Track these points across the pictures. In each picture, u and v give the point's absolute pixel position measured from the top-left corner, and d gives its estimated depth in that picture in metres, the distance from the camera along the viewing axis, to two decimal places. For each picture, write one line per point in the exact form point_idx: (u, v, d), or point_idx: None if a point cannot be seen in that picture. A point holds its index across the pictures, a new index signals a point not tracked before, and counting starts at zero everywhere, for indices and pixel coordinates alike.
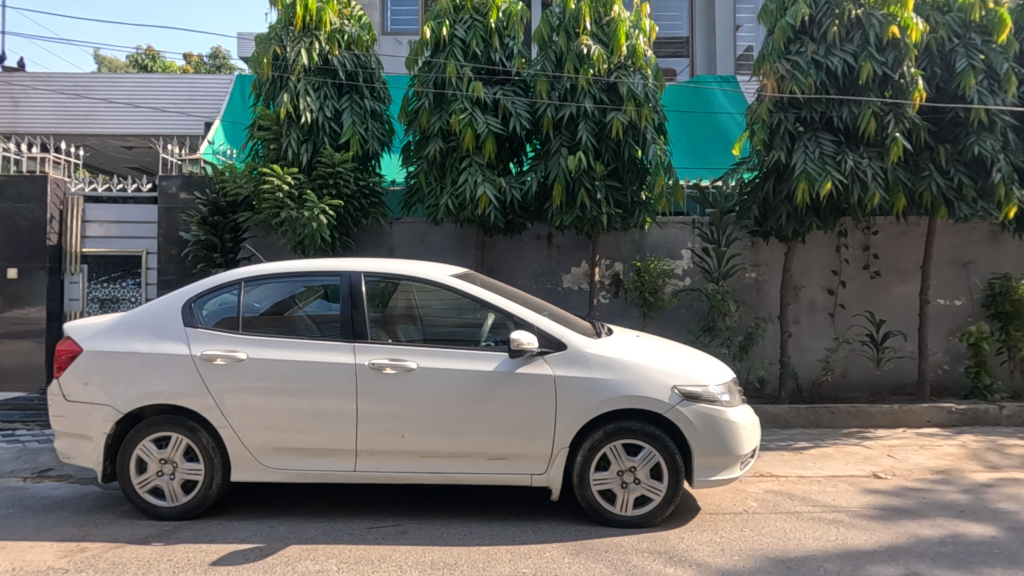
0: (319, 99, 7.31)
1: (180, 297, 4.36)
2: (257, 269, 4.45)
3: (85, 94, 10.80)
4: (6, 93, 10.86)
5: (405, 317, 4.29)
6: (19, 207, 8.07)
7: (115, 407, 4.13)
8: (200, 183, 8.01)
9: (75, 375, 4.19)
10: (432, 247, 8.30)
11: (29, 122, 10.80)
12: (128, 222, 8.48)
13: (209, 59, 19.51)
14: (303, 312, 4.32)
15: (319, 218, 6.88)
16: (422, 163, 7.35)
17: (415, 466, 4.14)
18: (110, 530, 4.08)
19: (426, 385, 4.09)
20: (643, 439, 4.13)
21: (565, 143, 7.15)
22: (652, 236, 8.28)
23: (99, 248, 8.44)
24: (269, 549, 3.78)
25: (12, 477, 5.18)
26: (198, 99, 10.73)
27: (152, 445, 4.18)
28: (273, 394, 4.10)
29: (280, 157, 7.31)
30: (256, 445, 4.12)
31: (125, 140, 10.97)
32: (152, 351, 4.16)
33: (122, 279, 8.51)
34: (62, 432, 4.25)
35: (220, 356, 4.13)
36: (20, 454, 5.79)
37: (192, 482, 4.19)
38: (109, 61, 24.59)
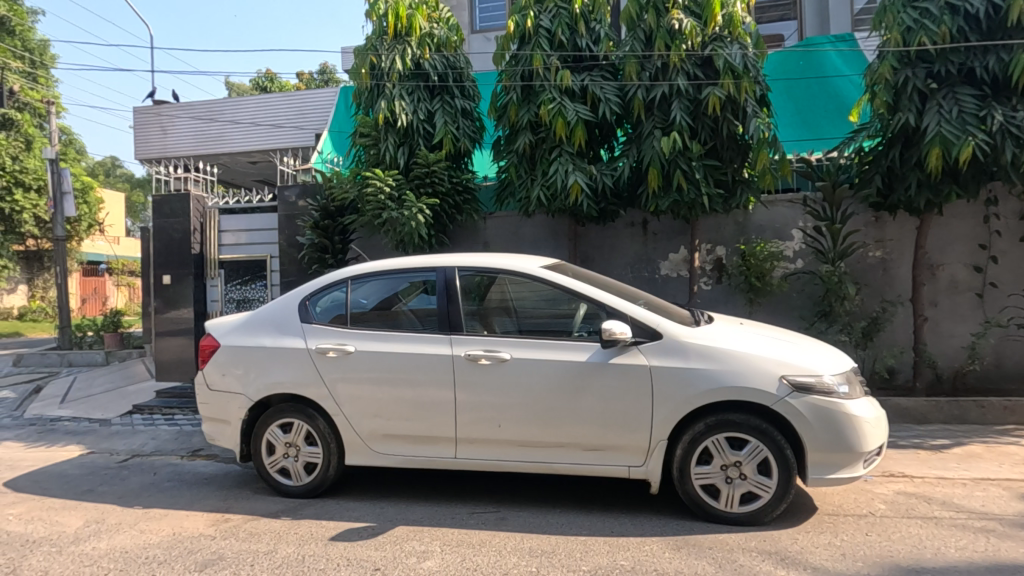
0: (413, 102, 7.61)
1: (296, 296, 4.79)
2: (363, 267, 4.77)
3: (217, 118, 11.99)
4: (155, 123, 12.36)
5: (500, 309, 4.40)
6: (170, 222, 9.26)
7: (248, 395, 4.63)
8: (313, 191, 8.70)
9: (215, 367, 4.74)
10: (525, 239, 8.38)
11: (174, 147, 12.24)
12: (254, 230, 9.58)
13: (318, 75, 21.22)
14: (406, 307, 4.56)
15: (417, 217, 7.18)
16: (513, 156, 7.39)
17: (511, 455, 4.23)
18: (248, 505, 4.58)
19: (520, 376, 4.15)
20: (749, 433, 3.89)
21: (658, 125, 6.87)
22: (756, 217, 7.73)
23: (233, 254, 9.63)
24: (380, 529, 4.05)
25: (173, 455, 6.01)
26: (309, 113, 11.61)
27: (278, 430, 4.64)
28: (379, 384, 4.37)
29: (379, 161, 7.72)
30: (366, 431, 4.43)
31: (250, 156, 12.18)
32: (275, 345, 4.61)
33: (252, 282, 9.70)
34: (206, 417, 4.83)
35: (332, 350, 4.48)
36: (179, 436, 6.71)
37: (313, 464, 4.60)
38: (236, 87, 27.61)
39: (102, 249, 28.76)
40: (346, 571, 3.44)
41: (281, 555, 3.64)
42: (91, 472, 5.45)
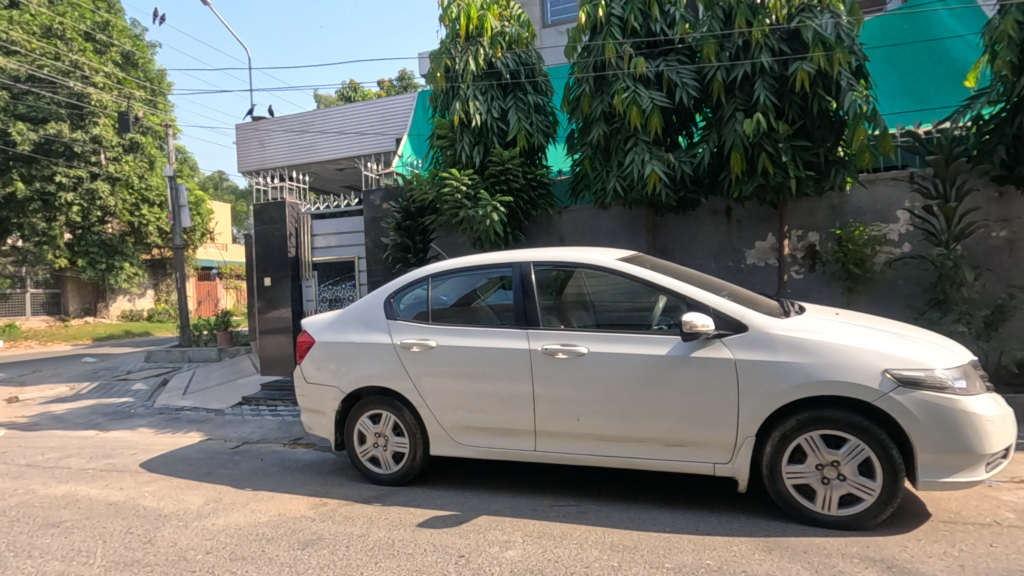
0: (487, 101, 7.73)
1: (382, 294, 5.04)
2: (442, 265, 4.93)
3: (308, 129, 12.77)
4: (254, 137, 13.38)
5: (576, 303, 4.39)
6: (269, 229, 10.01)
7: (340, 387, 4.92)
8: (395, 194, 9.08)
9: (311, 361, 5.08)
10: (602, 232, 8.27)
11: (271, 159, 13.19)
12: (343, 232, 10.34)
13: (397, 82, 22.07)
14: (484, 303, 4.67)
15: (493, 214, 7.29)
16: (587, 149, 7.31)
17: (591, 449, 4.21)
18: (343, 490, 4.89)
19: (598, 369, 4.12)
20: (847, 430, 3.62)
21: (740, 107, 6.52)
22: (854, 198, 7.15)
23: (325, 256, 10.38)
24: (464, 517, 4.18)
25: (277, 443, 6.54)
26: (390, 119, 12.09)
27: (368, 420, 4.91)
28: (460, 377, 4.50)
29: (456, 162, 7.90)
30: (449, 423, 4.59)
31: (338, 163, 12.88)
32: (364, 340, 4.88)
33: (343, 282, 10.32)
34: (304, 408, 5.19)
35: (415, 344, 4.68)
36: (282, 425, 7.28)
37: (401, 454, 4.83)
38: (324, 98, 29.33)
39: (214, 256, 31.64)
40: (433, 556, 3.58)
41: (373, 538, 3.86)
42: (209, 457, 6.06)
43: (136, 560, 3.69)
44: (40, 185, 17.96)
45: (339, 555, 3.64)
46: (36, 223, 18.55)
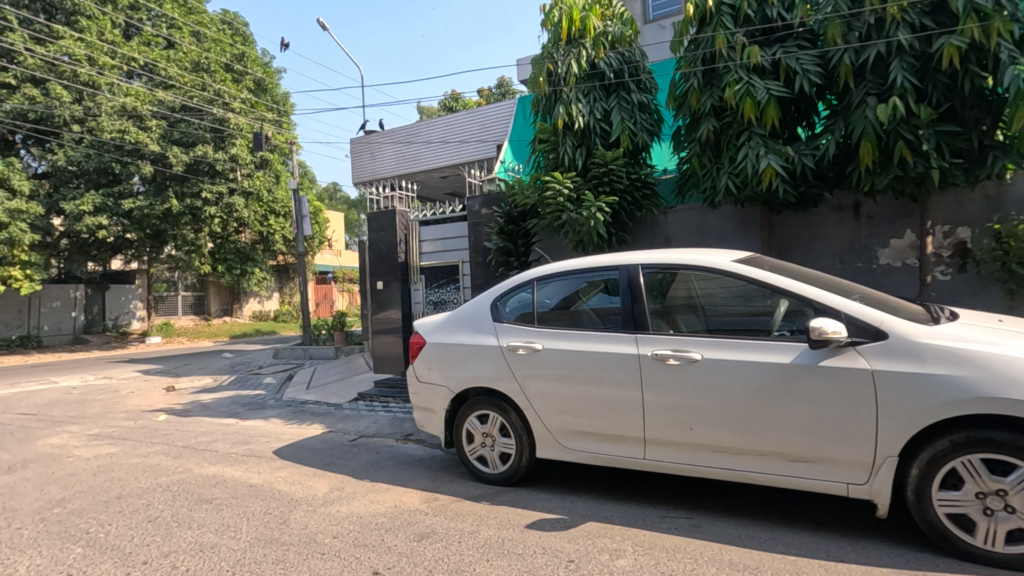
0: (590, 103, 7.68)
1: (488, 297, 5.17)
2: (546, 268, 4.95)
3: (414, 140, 13.34)
4: (366, 150, 14.17)
5: (685, 307, 4.24)
6: (380, 236, 10.62)
7: (449, 387, 5.10)
8: (495, 199, 9.28)
9: (422, 361, 5.31)
10: (711, 232, 7.90)
11: (382, 170, 13.94)
12: (448, 238, 10.87)
13: (496, 89, 22.59)
14: (586, 306, 4.65)
15: (596, 216, 7.20)
16: (695, 146, 6.99)
17: (705, 461, 4.01)
18: (453, 487, 5.06)
19: (713, 377, 3.92)
20: (1017, 456, 3.14)
21: (872, 91, 5.93)
22: (1016, 187, 6.23)
23: (432, 261, 11.00)
24: (572, 522, 4.16)
25: (390, 438, 6.93)
26: (490, 126, 12.36)
27: (476, 420, 5.04)
28: (567, 381, 4.49)
29: (558, 165, 7.89)
30: (555, 427, 4.59)
31: (442, 171, 13.37)
32: (471, 342, 5.02)
33: (447, 285, 10.92)
34: (416, 406, 5.42)
35: (521, 347, 4.73)
36: (394, 421, 7.70)
37: (508, 454, 4.91)
38: (427, 110, 30.75)
39: (330, 261, 34.25)
40: (543, 559, 3.59)
41: (483, 536, 3.95)
42: (332, 448, 6.55)
43: (274, 539, 4.07)
44: (190, 202, 19.89)
45: (452, 550, 3.77)
46: (186, 234, 20.88)
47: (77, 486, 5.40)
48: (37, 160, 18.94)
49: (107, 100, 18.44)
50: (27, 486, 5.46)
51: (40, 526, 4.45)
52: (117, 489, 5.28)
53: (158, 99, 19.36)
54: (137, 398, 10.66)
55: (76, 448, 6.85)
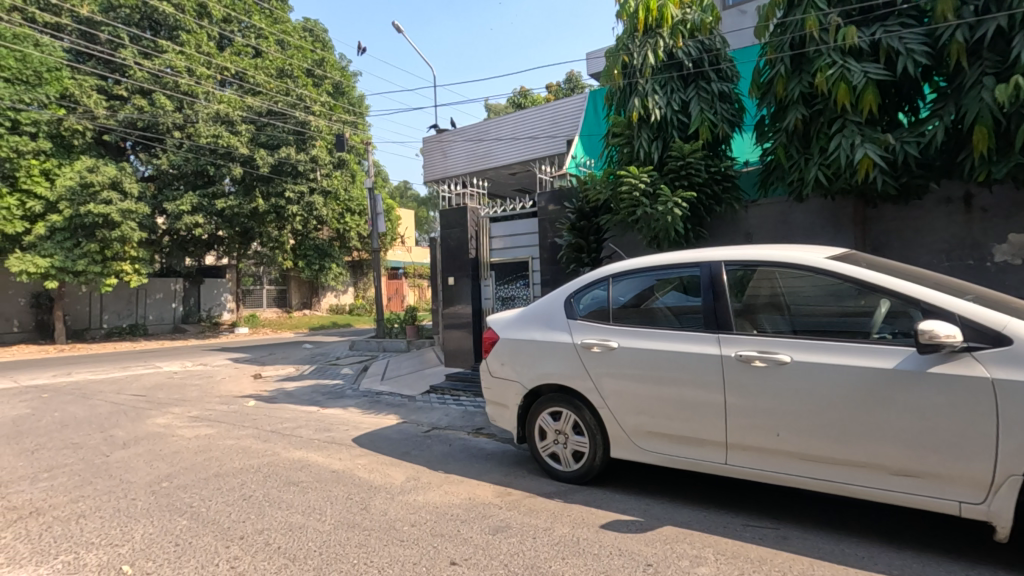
0: (667, 94, 7.46)
1: (562, 294, 5.14)
2: (623, 265, 4.85)
3: (484, 137, 13.40)
4: (438, 149, 14.35)
5: (769, 306, 4.06)
6: (451, 232, 10.98)
7: (523, 382, 5.11)
8: (561, 196, 9.35)
9: (495, 357, 5.35)
10: (796, 227, 7.48)
11: (453, 168, 14.09)
12: (518, 235, 10.71)
13: (565, 85, 22.44)
14: (661, 304, 4.54)
15: (673, 211, 6.98)
16: (781, 136, 6.61)
17: (793, 469, 3.79)
18: (525, 482, 5.08)
19: (804, 381, 3.69)
20: None
21: (988, 70, 5.38)
22: None
23: (502, 257, 10.92)
24: (648, 525, 4.06)
25: (462, 430, 7.06)
26: (560, 122, 12.20)
27: (549, 417, 5.02)
28: (643, 381, 4.38)
29: (633, 159, 7.71)
30: (630, 427, 4.49)
31: (512, 168, 13.34)
32: (545, 339, 5.00)
33: (516, 281, 10.78)
34: (488, 401, 5.46)
35: (596, 345, 4.66)
36: (465, 415, 7.85)
37: (581, 452, 4.86)
38: (495, 108, 31.04)
39: (401, 257, 35.36)
40: (620, 560, 3.53)
41: (558, 533, 3.94)
42: (407, 438, 6.77)
43: (357, 522, 4.25)
44: (274, 201, 21.08)
45: (527, 545, 3.78)
46: (271, 232, 22.21)
47: (182, 463, 5.88)
48: (143, 164, 20.77)
49: (203, 108, 19.87)
50: (139, 460, 6.01)
51: (151, 498, 4.88)
52: (215, 467, 5.71)
53: (247, 105, 20.67)
54: (229, 384, 11.48)
55: (179, 428, 7.47)
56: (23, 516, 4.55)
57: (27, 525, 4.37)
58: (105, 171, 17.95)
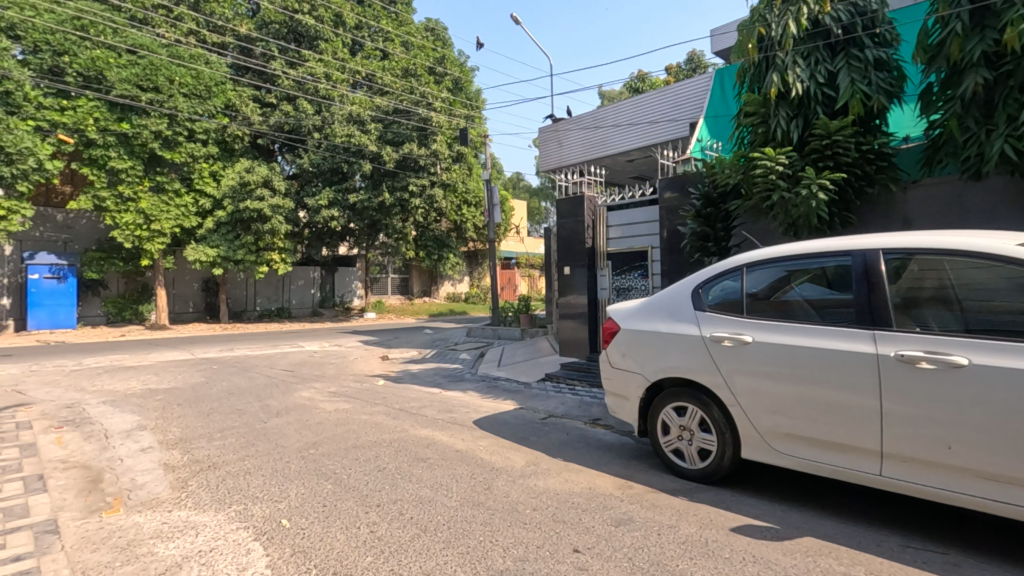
0: (810, 66, 6.79)
1: (689, 284, 4.90)
2: (758, 254, 4.54)
3: (601, 125, 12.71)
4: (553, 139, 13.81)
5: (935, 300, 3.61)
6: (567, 222, 10.95)
7: (645, 375, 4.95)
8: (677, 182, 9.02)
9: (616, 347, 5.22)
10: (969, 211, 6.52)
11: (568, 158, 13.50)
12: (637, 223, 10.44)
13: (685, 65, 21.34)
14: (799, 296, 4.21)
15: (817, 195, 6.36)
16: (953, 105, 5.75)
17: (967, 488, 3.32)
18: (646, 477, 4.95)
19: (985, 388, 3.21)
20: None
21: None
22: None
23: (619, 246, 10.71)
24: (786, 534, 3.77)
25: (579, 420, 7.06)
26: (683, 104, 11.28)
27: (673, 412, 4.81)
28: (781, 379, 4.05)
29: (768, 139, 7.12)
30: (765, 427, 4.18)
31: (629, 155, 12.59)
32: (670, 331, 4.81)
33: (632, 271, 10.54)
34: (608, 391, 5.35)
35: (728, 338, 4.38)
36: (581, 404, 7.83)
37: (708, 451, 4.61)
38: (609, 94, 30.40)
39: (513, 247, 36.08)
40: (755, 567, 3.32)
41: (684, 532, 3.79)
42: (525, 424, 6.90)
43: (481, 502, 4.41)
44: (399, 194, 22.40)
45: (652, 540, 3.68)
46: (395, 224, 23.36)
47: (325, 433, 6.50)
48: (289, 164, 23.12)
49: (339, 110, 21.54)
50: (290, 428, 6.74)
51: (302, 462, 5.46)
52: (353, 439, 6.24)
53: (376, 105, 22.09)
54: (361, 364, 12.48)
55: (321, 401, 8.27)
56: (204, 468, 5.31)
57: (208, 477, 5.09)
58: (259, 171, 20.11)
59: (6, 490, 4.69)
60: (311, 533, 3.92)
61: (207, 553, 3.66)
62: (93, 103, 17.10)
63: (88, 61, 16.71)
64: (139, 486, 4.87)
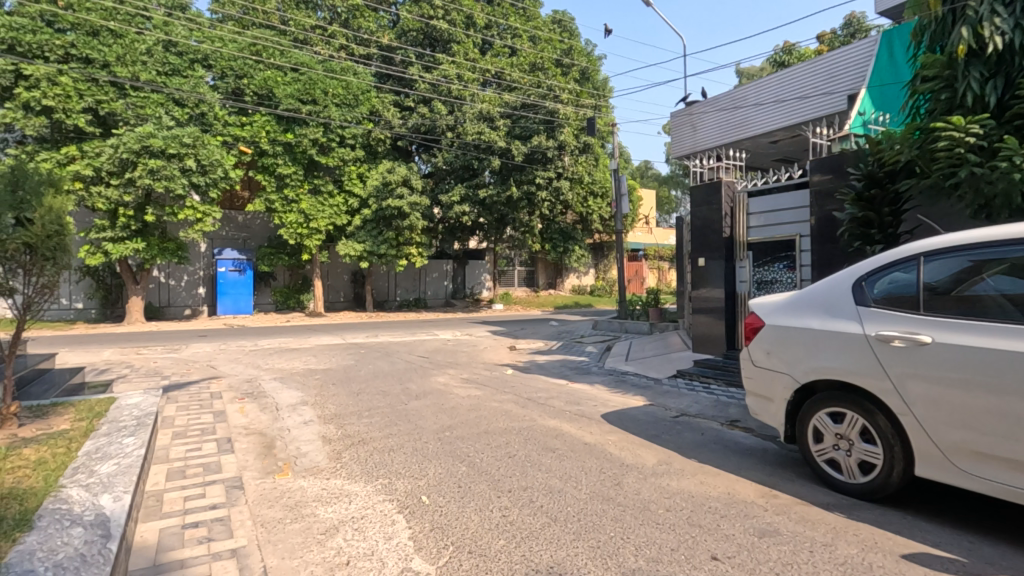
0: (1014, 15, 5.70)
1: (848, 276, 4.39)
2: (939, 241, 3.94)
3: (741, 104, 11.71)
4: (687, 123, 13.00)
5: None
6: (705, 209, 10.45)
7: (793, 376, 4.50)
8: (829, 163, 8.22)
9: (759, 344, 4.81)
10: None
11: (702, 142, 12.64)
12: (782, 210, 9.51)
13: (842, 30, 19.00)
14: (994, 290, 3.60)
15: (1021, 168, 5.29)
16: None
17: None
18: (793, 487, 4.51)
19: None
20: None
21: None
22: None
23: (761, 235, 9.82)
24: (975, 569, 3.21)
25: (714, 421, 6.66)
26: (840, 75, 10.00)
27: (827, 418, 4.32)
28: (971, 388, 3.47)
29: (953, 107, 6.11)
30: (947, 444, 3.62)
31: (773, 135, 11.46)
32: (824, 328, 4.32)
33: (775, 263, 9.64)
34: (750, 392, 4.94)
35: (898, 339, 3.84)
36: (717, 404, 7.38)
37: (871, 464, 4.08)
38: (748, 70, 28.12)
39: (641, 238, 35.02)
40: None
41: (843, 553, 3.40)
42: (655, 421, 6.67)
43: (611, 497, 4.33)
44: (526, 188, 22.82)
45: (804, 558, 3.35)
46: (522, 218, 24.08)
47: (459, 418, 6.83)
48: (425, 163, 24.59)
49: (470, 109, 22.41)
50: (428, 411, 7.19)
51: (439, 444, 5.79)
52: (484, 425, 6.49)
53: (505, 101, 22.65)
54: (491, 353, 12.94)
55: (455, 387, 8.72)
56: (356, 442, 5.86)
57: (359, 450, 5.61)
58: (399, 171, 21.56)
59: (205, 449, 5.57)
60: (448, 511, 4.14)
61: (359, 520, 4.03)
62: (265, 118, 19.59)
63: (261, 81, 19.13)
64: (304, 454, 5.51)
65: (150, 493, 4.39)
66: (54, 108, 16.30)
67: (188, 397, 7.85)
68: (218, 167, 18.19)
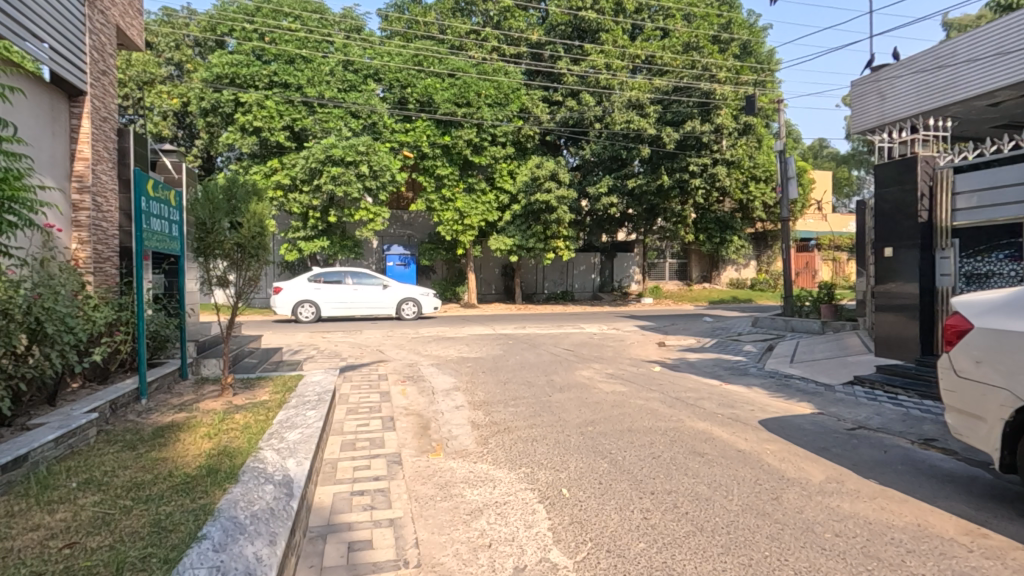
0: None
1: None
2: None
3: (948, 62, 9.73)
4: (873, 90, 11.10)
5: None
6: (897, 190, 8.96)
7: (1012, 391, 3.66)
8: None
9: (965, 352, 4.01)
10: None
11: (893, 112, 10.73)
12: (1003, 186, 7.77)
13: None
14: None
15: None
16: None
17: None
18: (1010, 527, 3.68)
19: None
20: None
21: None
22: None
23: (972, 220, 8.13)
24: None
25: (903, 437, 5.70)
26: None
27: None
28: None
29: None
30: None
31: (994, 95, 9.35)
32: None
33: (989, 252, 8.13)
34: (952, 407, 4.13)
35: None
36: (907, 419, 6.31)
37: None
38: (958, 20, 23.51)
39: (812, 227, 31.40)
40: None
41: None
42: (825, 432, 5.91)
43: (767, 512, 3.93)
44: (678, 175, 21.74)
45: None
46: (674, 207, 23.05)
47: (602, 413, 6.74)
48: (573, 156, 24.61)
49: (618, 97, 21.65)
50: (571, 404, 7.21)
51: (581, 438, 5.78)
52: (628, 422, 6.32)
53: (655, 86, 21.60)
54: (638, 349, 12.57)
55: (599, 382, 8.64)
56: (501, 430, 6.09)
57: (504, 438, 5.83)
58: (547, 166, 21.65)
59: (372, 425, 6.22)
60: (588, 506, 4.10)
61: (502, 506, 4.17)
62: (426, 124, 21.15)
63: (422, 89, 20.71)
64: (453, 437, 5.88)
65: (328, 460, 5.03)
66: (262, 128, 19.41)
67: (360, 378, 8.86)
68: (386, 171, 20.08)
